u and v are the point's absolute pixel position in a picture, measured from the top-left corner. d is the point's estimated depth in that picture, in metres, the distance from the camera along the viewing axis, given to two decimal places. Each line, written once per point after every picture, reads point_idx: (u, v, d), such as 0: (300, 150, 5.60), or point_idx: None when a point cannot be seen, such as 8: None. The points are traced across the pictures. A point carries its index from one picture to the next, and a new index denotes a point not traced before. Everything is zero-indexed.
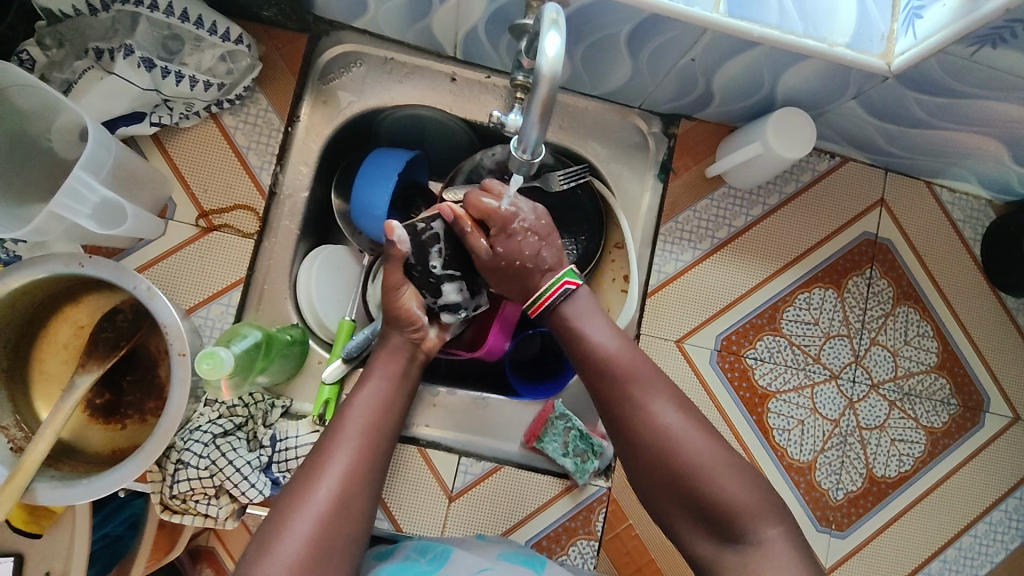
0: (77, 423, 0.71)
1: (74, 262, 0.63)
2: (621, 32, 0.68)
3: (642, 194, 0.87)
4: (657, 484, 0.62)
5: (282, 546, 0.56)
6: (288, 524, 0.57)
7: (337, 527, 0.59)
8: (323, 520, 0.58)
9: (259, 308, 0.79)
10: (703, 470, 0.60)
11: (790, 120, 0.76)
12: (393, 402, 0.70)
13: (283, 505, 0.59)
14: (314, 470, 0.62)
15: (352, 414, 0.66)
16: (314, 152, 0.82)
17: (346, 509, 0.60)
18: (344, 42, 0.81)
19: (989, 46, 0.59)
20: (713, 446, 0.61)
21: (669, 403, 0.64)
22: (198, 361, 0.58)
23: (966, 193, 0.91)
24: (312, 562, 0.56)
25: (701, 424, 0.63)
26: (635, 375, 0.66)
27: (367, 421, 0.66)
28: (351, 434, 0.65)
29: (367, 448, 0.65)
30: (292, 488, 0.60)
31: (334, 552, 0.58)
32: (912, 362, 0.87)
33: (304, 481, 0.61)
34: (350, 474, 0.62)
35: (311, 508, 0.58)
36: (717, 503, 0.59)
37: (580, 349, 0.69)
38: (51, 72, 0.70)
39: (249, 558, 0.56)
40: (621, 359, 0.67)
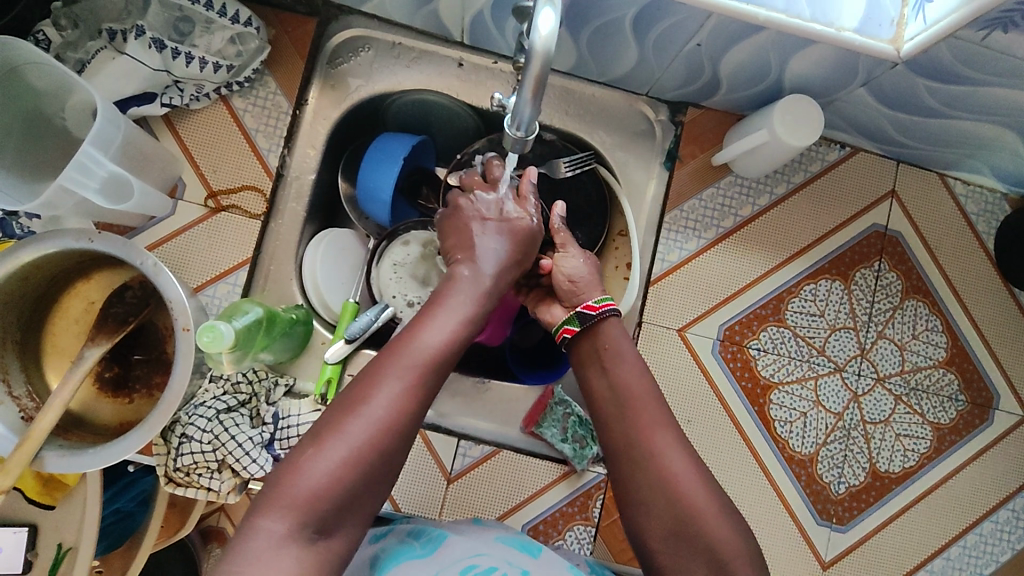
0: (86, 396, 0.73)
1: (84, 237, 0.64)
2: (626, 16, 0.68)
3: (649, 182, 0.87)
4: (657, 531, 0.59)
5: (325, 460, 0.52)
6: (339, 433, 0.54)
7: (385, 452, 0.55)
8: (370, 444, 0.54)
9: (265, 288, 0.80)
10: (704, 524, 0.58)
11: (798, 108, 0.75)
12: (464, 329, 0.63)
13: (338, 409, 0.56)
14: (376, 374, 0.57)
15: (422, 334, 0.60)
16: (321, 136, 0.82)
17: (400, 431, 0.56)
18: (353, 26, 0.82)
19: (1000, 30, 0.57)
20: (716, 501, 0.59)
21: (681, 452, 0.61)
22: (199, 334, 0.59)
23: (981, 186, 0.89)
24: (351, 482, 0.53)
25: (709, 479, 0.60)
26: (650, 416, 0.63)
27: (439, 346, 0.60)
28: (416, 354, 0.59)
29: (430, 372, 0.58)
30: (350, 392, 0.57)
31: (375, 475, 0.54)
32: (919, 357, 0.86)
33: (359, 394, 0.56)
34: (408, 399, 0.56)
35: (363, 422, 0.54)
36: (712, 558, 0.57)
37: (603, 382, 0.66)
38: (66, 52, 0.71)
39: (294, 456, 0.54)
40: (639, 396, 0.64)
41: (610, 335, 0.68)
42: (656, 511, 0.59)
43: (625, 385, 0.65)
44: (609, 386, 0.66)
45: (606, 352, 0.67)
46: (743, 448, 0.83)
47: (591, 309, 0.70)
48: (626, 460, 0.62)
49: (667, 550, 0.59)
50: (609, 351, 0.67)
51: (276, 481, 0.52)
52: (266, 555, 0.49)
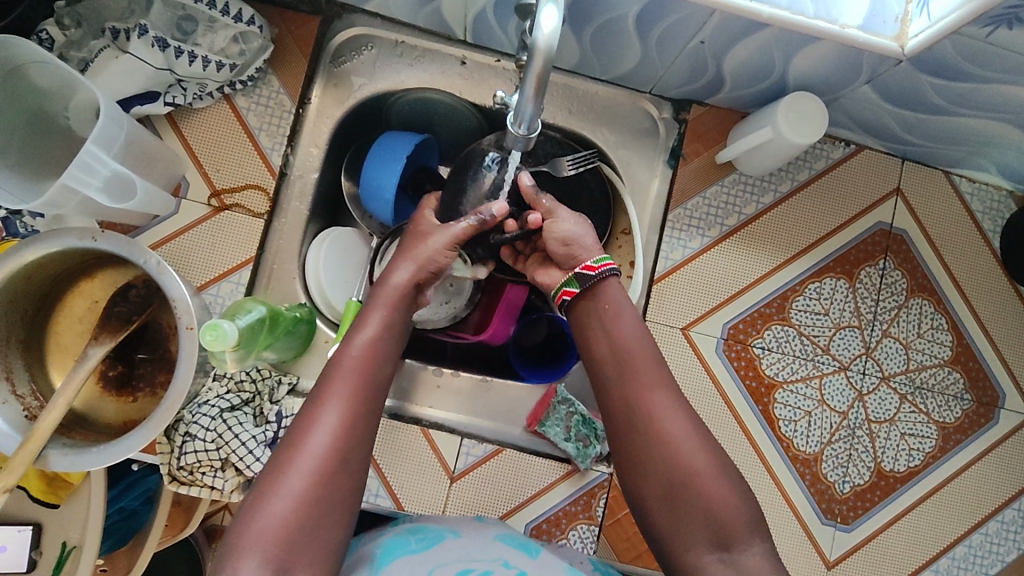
0: (90, 394, 0.73)
1: (88, 236, 0.64)
2: (629, 14, 0.68)
3: (652, 181, 0.86)
4: (654, 488, 0.60)
5: (272, 505, 0.54)
6: (284, 474, 0.56)
7: (331, 483, 0.56)
8: (314, 480, 0.56)
9: (268, 287, 0.81)
10: (702, 482, 0.59)
11: (803, 105, 0.75)
12: (383, 347, 0.64)
13: (279, 454, 0.57)
14: (312, 412, 0.59)
15: (345, 362, 0.62)
16: (324, 135, 0.82)
17: (343, 460, 0.57)
18: (356, 25, 0.82)
19: (1005, 28, 0.57)
20: (714, 460, 0.60)
21: (678, 411, 0.62)
22: (202, 333, 0.59)
23: (986, 183, 0.89)
24: (304, 520, 0.54)
25: (707, 440, 0.61)
26: (648, 374, 0.64)
27: (358, 369, 0.61)
28: (343, 383, 0.61)
29: (359, 398, 0.60)
30: (289, 435, 0.58)
31: (329, 508, 0.56)
32: (924, 356, 0.85)
33: (294, 436, 0.58)
34: (341, 429, 0.58)
35: (305, 459, 0.56)
36: (709, 516, 0.58)
37: (601, 340, 0.67)
38: (70, 52, 0.71)
39: (247, 506, 0.55)
40: (638, 354, 0.65)
41: (611, 295, 0.68)
42: (652, 472, 0.60)
43: (625, 343, 0.66)
44: (608, 344, 0.66)
45: (606, 312, 0.68)
46: (747, 448, 0.82)
47: (592, 269, 0.69)
48: (625, 417, 0.63)
49: (664, 509, 0.60)
50: (610, 309, 0.68)
51: (232, 537, 0.54)
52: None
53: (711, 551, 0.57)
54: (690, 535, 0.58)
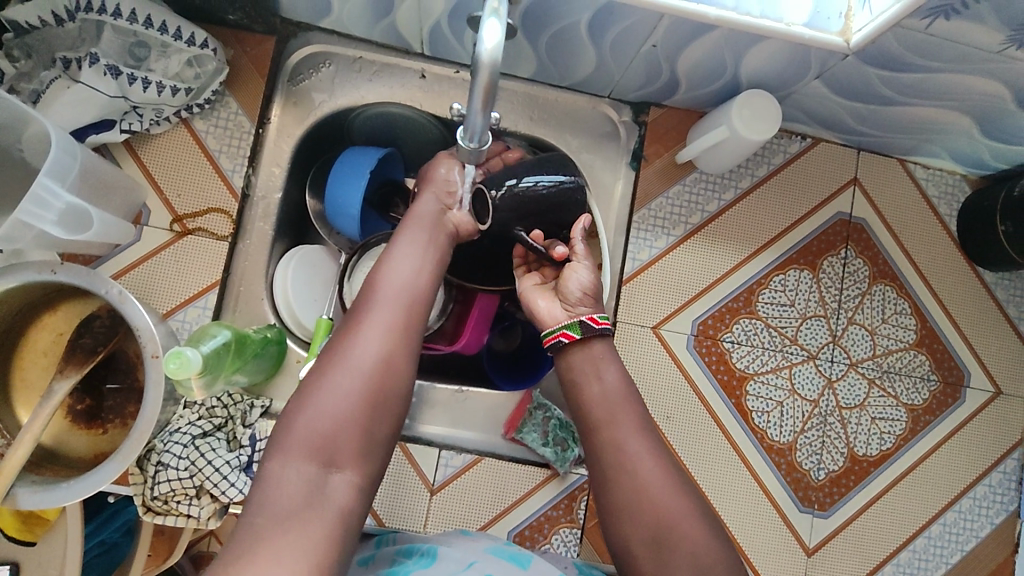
0: (58, 429, 0.72)
1: (47, 269, 0.64)
2: (581, 21, 0.69)
3: (615, 183, 0.87)
4: (639, 536, 0.59)
5: (321, 403, 0.56)
6: (329, 376, 0.57)
7: (377, 386, 0.58)
8: (361, 381, 0.57)
9: (236, 309, 0.80)
10: (685, 529, 0.59)
11: (752, 103, 0.77)
12: (421, 267, 0.66)
13: (324, 359, 0.59)
14: (354, 324, 0.61)
15: (386, 279, 0.64)
16: (286, 153, 0.82)
17: (388, 364, 0.59)
18: (312, 43, 0.82)
19: (942, 18, 0.59)
20: (695, 506, 0.61)
21: (658, 460, 0.62)
22: (165, 362, 0.59)
23: (940, 169, 0.91)
24: (352, 420, 0.56)
25: (686, 485, 0.62)
26: (631, 421, 0.64)
27: (398, 287, 0.64)
28: (383, 299, 0.63)
29: (402, 310, 0.62)
30: (334, 343, 0.60)
31: (377, 410, 0.57)
32: (890, 340, 0.87)
33: (339, 344, 0.59)
34: (386, 337, 0.60)
35: (351, 363, 0.58)
36: (695, 563, 0.57)
37: (586, 389, 0.67)
38: (20, 83, 0.70)
39: (293, 406, 0.57)
40: (624, 405, 0.65)
41: (600, 350, 0.69)
42: (637, 522, 0.60)
43: (608, 393, 0.66)
44: (598, 391, 0.66)
45: (596, 360, 0.68)
46: (723, 441, 0.83)
47: (596, 321, 0.70)
48: (610, 467, 0.62)
49: (650, 558, 0.58)
50: (598, 359, 0.68)
51: (279, 436, 0.55)
52: (284, 499, 0.51)
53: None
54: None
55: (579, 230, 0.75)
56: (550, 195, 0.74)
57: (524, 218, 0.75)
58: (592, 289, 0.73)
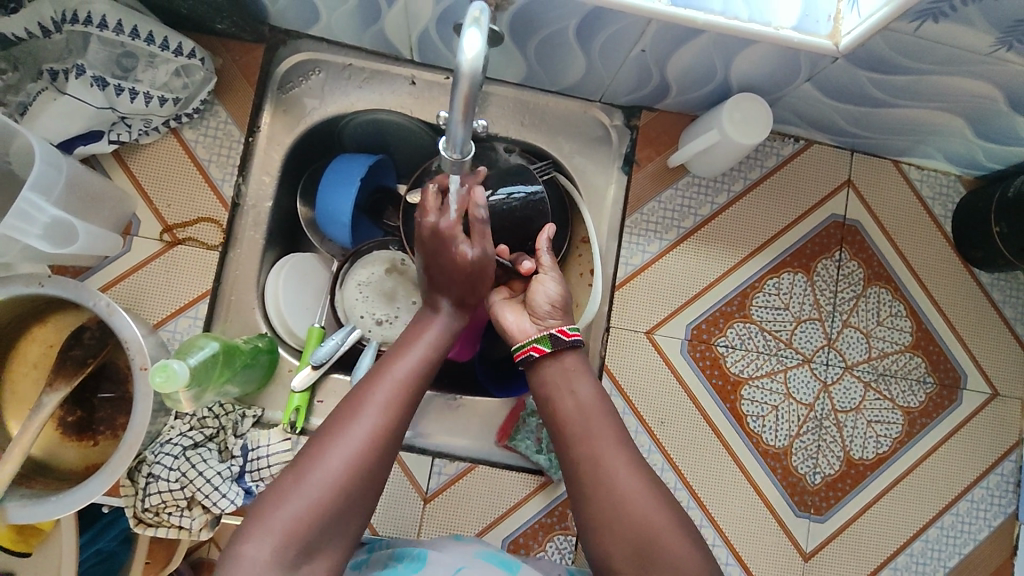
0: (48, 441, 0.72)
1: (34, 282, 0.64)
2: (569, 27, 0.69)
3: (608, 188, 0.87)
4: (621, 552, 0.57)
5: (308, 485, 0.54)
6: (324, 456, 0.55)
7: (366, 476, 0.56)
8: (352, 468, 0.55)
9: (227, 319, 0.79)
10: (666, 542, 0.57)
11: (745, 106, 0.76)
12: (434, 357, 0.66)
13: (322, 436, 0.57)
14: (358, 403, 0.59)
15: (401, 362, 0.63)
16: (276, 162, 0.82)
17: (383, 454, 0.58)
18: (302, 51, 0.82)
19: (931, 21, 0.58)
20: (677, 517, 0.59)
21: (637, 473, 0.61)
22: (152, 375, 0.58)
23: (934, 170, 0.91)
24: (333, 509, 0.54)
25: (667, 496, 0.61)
26: (607, 433, 0.63)
27: (412, 375, 0.63)
28: (393, 381, 0.61)
29: (410, 398, 0.61)
30: (334, 421, 0.58)
31: (357, 499, 0.55)
32: (886, 343, 0.87)
33: (339, 422, 0.58)
34: (388, 424, 0.59)
35: (348, 446, 0.56)
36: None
37: (560, 404, 0.65)
38: (6, 95, 0.70)
39: (280, 482, 0.54)
40: (599, 418, 0.64)
41: (572, 362, 0.68)
42: (620, 535, 0.58)
43: (583, 406, 0.64)
44: (571, 405, 0.65)
45: (568, 373, 0.67)
46: (717, 446, 0.83)
47: (564, 333, 0.69)
48: (587, 483, 0.61)
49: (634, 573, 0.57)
50: (571, 372, 0.67)
51: (258, 512, 0.53)
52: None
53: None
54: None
55: (544, 240, 0.77)
56: (519, 206, 0.79)
57: (491, 233, 0.79)
58: (560, 300, 0.72)
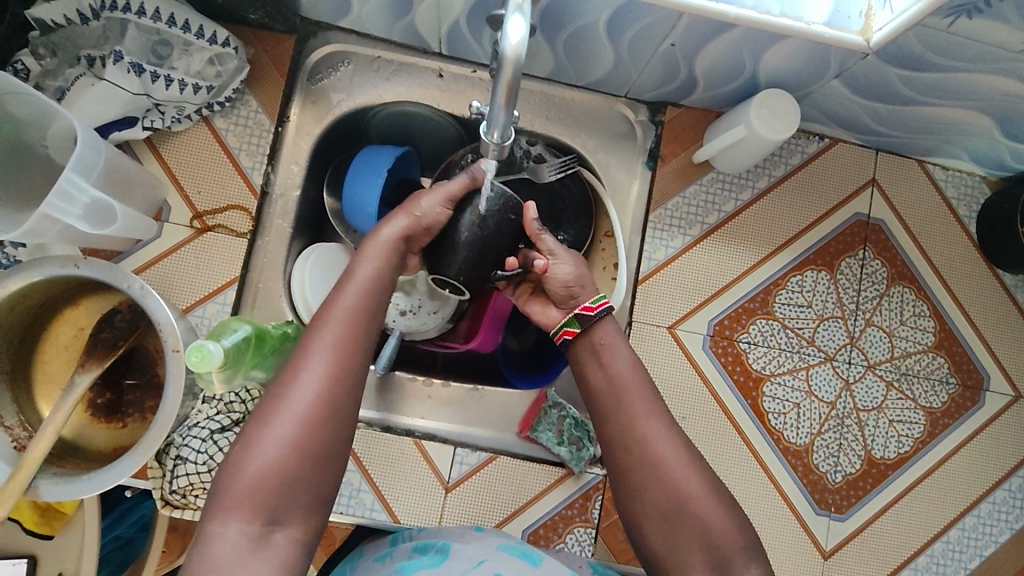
0: (78, 423, 0.73)
1: (70, 263, 0.64)
2: (600, 20, 0.69)
3: (631, 183, 0.88)
4: (651, 514, 0.61)
5: (259, 453, 0.53)
6: (270, 424, 0.54)
7: (321, 434, 0.55)
8: (302, 429, 0.54)
9: (254, 306, 0.81)
10: (699, 507, 0.59)
11: (772, 102, 0.76)
12: (375, 292, 0.62)
13: (266, 402, 0.55)
14: (298, 363, 0.57)
15: (336, 308, 0.60)
16: (305, 152, 0.83)
17: (333, 408, 0.55)
18: (332, 42, 0.83)
19: (965, 17, 0.58)
20: (711, 484, 0.61)
21: (675, 438, 0.63)
22: (188, 355, 0.60)
23: (959, 170, 0.90)
24: (293, 471, 0.53)
25: (703, 464, 0.62)
26: (639, 402, 0.64)
27: (349, 321, 0.59)
28: (333, 332, 0.58)
29: (352, 343, 0.59)
30: (276, 384, 0.56)
31: (321, 454, 0.54)
32: (908, 343, 0.87)
33: (282, 384, 0.56)
34: (334, 377, 0.56)
35: (293, 409, 0.54)
36: (707, 543, 0.58)
37: (598, 371, 0.67)
38: (45, 80, 0.71)
39: (232, 455, 0.54)
40: (633, 385, 0.66)
41: (606, 332, 0.69)
42: (651, 501, 0.61)
43: (618, 370, 0.66)
44: (602, 376, 0.67)
45: (600, 345, 0.69)
46: (738, 442, 0.83)
47: (591, 310, 0.69)
48: (622, 445, 0.63)
49: (663, 534, 0.60)
50: (602, 344, 0.68)
51: (218, 490, 0.52)
52: (226, 562, 0.49)
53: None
54: (687, 560, 0.59)
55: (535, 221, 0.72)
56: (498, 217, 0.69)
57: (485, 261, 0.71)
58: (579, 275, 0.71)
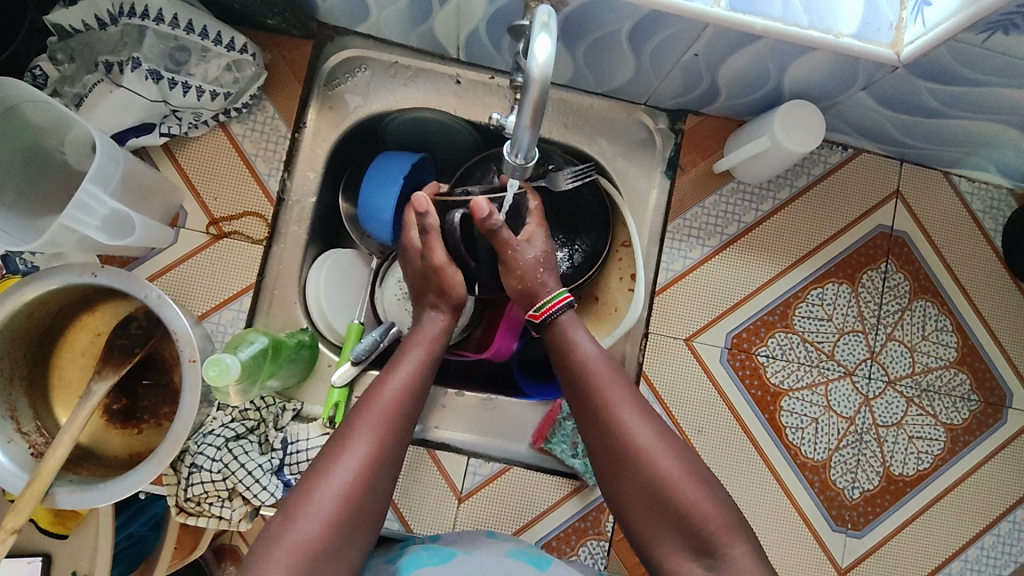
0: (95, 428, 0.73)
1: (88, 272, 0.64)
2: (622, 30, 0.68)
3: (649, 192, 0.86)
4: (631, 501, 0.63)
5: (299, 524, 0.56)
6: (309, 500, 0.58)
7: (354, 509, 0.59)
8: (339, 508, 0.58)
9: (269, 313, 0.81)
10: (676, 488, 0.61)
11: (798, 113, 0.75)
12: (418, 385, 0.68)
13: (306, 481, 0.59)
14: (337, 448, 0.61)
15: (379, 398, 0.65)
16: (321, 158, 0.82)
17: (367, 490, 0.60)
18: (349, 47, 0.82)
19: (1001, 33, 0.57)
20: (689, 467, 0.63)
21: (649, 427, 0.65)
22: (205, 368, 0.60)
23: (986, 182, 0.89)
24: (326, 547, 0.56)
25: (679, 449, 0.64)
26: (612, 391, 0.66)
27: (391, 405, 0.64)
28: (374, 421, 0.63)
29: (392, 432, 0.63)
30: (316, 464, 0.60)
31: (352, 529, 0.59)
32: (930, 358, 0.85)
33: (327, 458, 0.60)
34: (372, 459, 0.61)
35: (330, 488, 0.58)
36: (684, 519, 0.60)
37: (568, 358, 0.70)
38: (63, 87, 0.71)
39: (270, 530, 0.57)
40: (601, 374, 0.68)
41: (569, 319, 0.72)
42: (630, 486, 0.63)
43: (587, 361, 0.68)
44: (567, 362, 0.70)
45: (565, 332, 0.71)
46: (754, 456, 0.82)
47: (535, 317, 0.72)
48: (599, 433, 0.66)
49: (643, 516, 0.63)
50: (568, 328, 0.71)
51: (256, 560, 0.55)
52: None
53: (695, 559, 0.60)
54: (671, 544, 0.61)
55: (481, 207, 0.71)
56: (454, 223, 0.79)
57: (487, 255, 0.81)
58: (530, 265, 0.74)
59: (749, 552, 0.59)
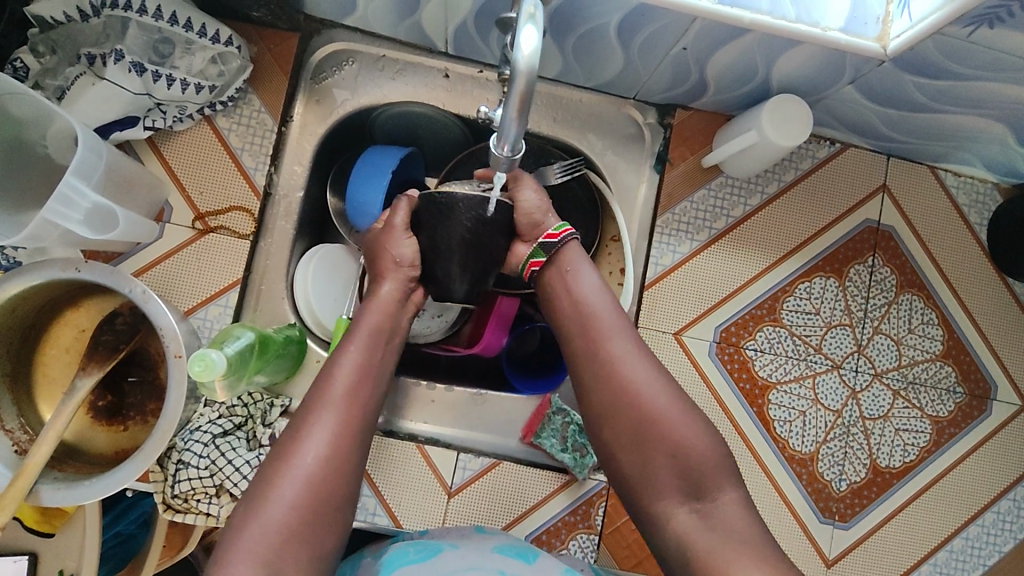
0: (80, 425, 0.72)
1: (70, 267, 0.63)
2: (610, 23, 0.67)
3: (638, 186, 0.86)
4: (623, 444, 0.65)
5: (267, 511, 0.58)
6: (275, 489, 0.59)
7: (321, 494, 0.60)
8: (308, 490, 0.60)
9: (257, 309, 0.80)
10: (667, 434, 0.64)
11: (786, 106, 0.75)
12: (375, 361, 0.68)
13: (271, 467, 0.61)
14: (301, 429, 0.63)
15: (335, 381, 0.65)
16: (308, 152, 0.82)
17: (335, 469, 0.61)
18: (336, 40, 0.81)
19: (985, 26, 0.57)
20: (680, 414, 0.65)
21: (644, 371, 0.66)
22: (191, 364, 0.59)
23: (972, 176, 0.89)
24: (298, 528, 0.58)
25: (671, 390, 0.66)
26: (613, 335, 0.68)
27: (348, 387, 0.65)
28: (332, 406, 0.64)
29: (353, 412, 0.65)
30: (279, 450, 0.62)
31: (324, 512, 0.60)
32: (916, 352, 0.86)
33: (288, 445, 0.62)
34: (335, 443, 0.62)
35: (297, 473, 0.60)
36: (676, 464, 0.63)
37: (568, 299, 0.70)
38: (45, 80, 0.70)
39: (241, 514, 0.59)
40: (598, 310, 0.69)
41: (574, 251, 0.72)
42: (620, 432, 0.65)
43: (585, 303, 0.69)
44: (567, 304, 0.70)
45: (564, 274, 0.71)
46: (743, 449, 0.82)
47: (553, 236, 0.71)
48: (593, 378, 0.67)
49: (633, 463, 0.65)
50: (575, 260, 0.72)
51: (229, 548, 0.57)
52: None
53: (684, 503, 0.62)
54: (660, 489, 0.64)
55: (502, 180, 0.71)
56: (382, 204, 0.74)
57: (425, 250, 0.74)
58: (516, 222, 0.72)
59: (737, 498, 0.62)
